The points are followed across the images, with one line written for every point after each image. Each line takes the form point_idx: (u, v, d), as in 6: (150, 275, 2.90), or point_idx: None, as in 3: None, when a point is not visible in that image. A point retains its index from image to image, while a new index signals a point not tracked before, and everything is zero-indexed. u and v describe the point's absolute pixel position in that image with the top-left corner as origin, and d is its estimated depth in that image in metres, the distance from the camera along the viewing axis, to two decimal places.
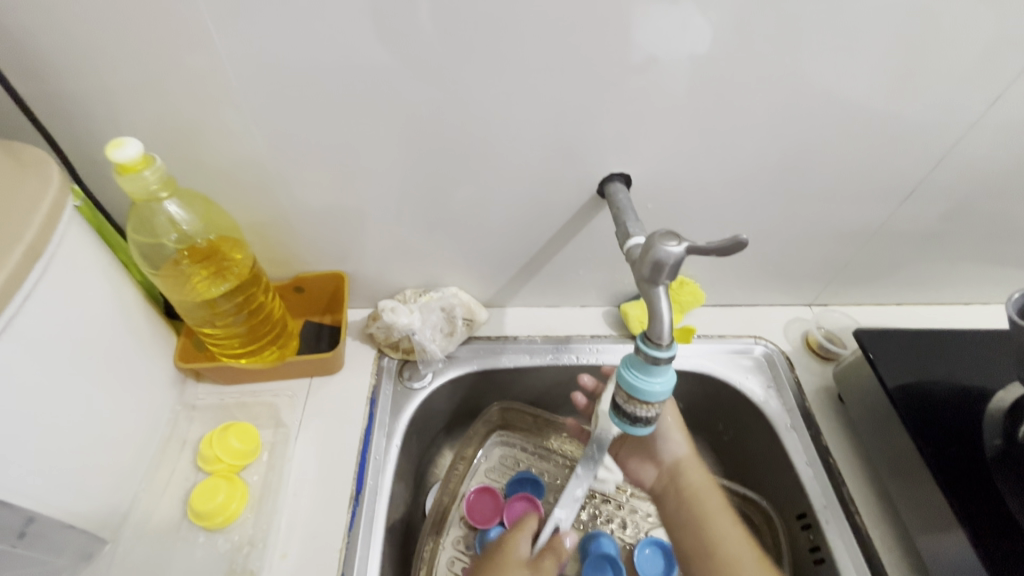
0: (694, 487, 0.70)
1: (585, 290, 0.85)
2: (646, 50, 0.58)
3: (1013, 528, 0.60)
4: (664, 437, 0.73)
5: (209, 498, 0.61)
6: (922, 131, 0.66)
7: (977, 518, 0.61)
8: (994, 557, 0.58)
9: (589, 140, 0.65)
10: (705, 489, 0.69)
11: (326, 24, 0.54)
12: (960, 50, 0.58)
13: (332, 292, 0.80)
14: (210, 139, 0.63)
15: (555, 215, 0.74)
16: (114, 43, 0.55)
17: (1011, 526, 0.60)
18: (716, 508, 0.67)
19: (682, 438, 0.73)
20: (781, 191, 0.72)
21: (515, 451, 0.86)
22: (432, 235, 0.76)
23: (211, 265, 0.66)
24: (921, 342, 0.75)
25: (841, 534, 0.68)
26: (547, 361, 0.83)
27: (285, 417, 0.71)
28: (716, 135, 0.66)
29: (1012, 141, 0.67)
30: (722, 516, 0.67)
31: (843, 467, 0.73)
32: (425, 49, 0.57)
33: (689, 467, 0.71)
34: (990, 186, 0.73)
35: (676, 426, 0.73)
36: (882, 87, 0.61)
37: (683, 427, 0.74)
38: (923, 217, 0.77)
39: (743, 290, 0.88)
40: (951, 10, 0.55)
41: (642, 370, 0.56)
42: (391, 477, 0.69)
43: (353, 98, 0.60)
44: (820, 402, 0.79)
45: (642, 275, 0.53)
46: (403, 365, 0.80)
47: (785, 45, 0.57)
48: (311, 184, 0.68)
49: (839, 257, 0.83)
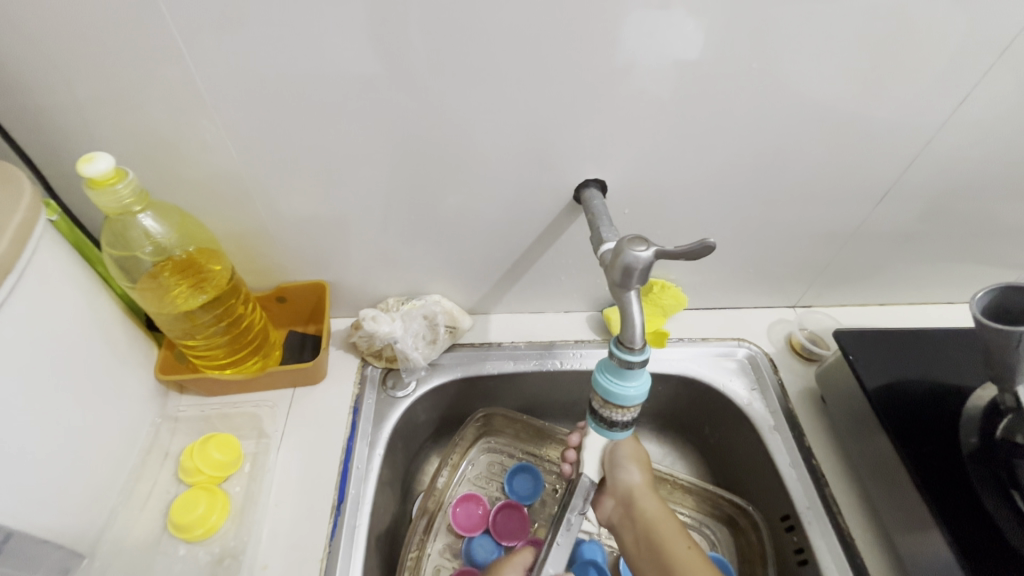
0: (648, 511, 0.65)
1: (566, 295, 0.84)
2: (617, 55, 0.57)
3: (990, 531, 0.59)
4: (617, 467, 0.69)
5: (190, 510, 0.62)
6: (895, 130, 0.65)
7: (955, 523, 0.60)
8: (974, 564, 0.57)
9: (562, 148, 0.64)
10: (663, 517, 0.64)
11: (294, 35, 0.53)
12: (928, 48, 0.58)
13: (314, 302, 0.80)
14: (186, 151, 0.61)
15: (533, 222, 0.73)
16: (79, 57, 0.53)
17: (988, 529, 0.59)
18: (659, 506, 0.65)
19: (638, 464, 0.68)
20: (759, 193, 0.72)
21: (502, 457, 0.87)
22: (412, 245, 0.75)
23: (190, 278, 0.64)
24: (900, 342, 0.74)
25: (824, 537, 0.67)
26: (531, 367, 0.82)
27: (267, 427, 0.72)
28: (688, 140, 0.65)
29: (985, 137, 0.67)
30: (689, 549, 0.61)
31: (828, 471, 0.72)
32: (396, 59, 0.55)
33: (638, 477, 0.67)
34: (964, 184, 0.72)
35: (631, 456, 0.68)
36: (848, 91, 0.61)
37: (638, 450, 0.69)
38: (900, 217, 0.76)
39: (725, 293, 0.87)
40: (916, 11, 0.55)
41: (616, 374, 0.52)
42: (374, 486, 0.69)
43: (325, 109, 0.59)
44: (803, 404, 0.78)
45: (613, 280, 0.51)
46: (386, 373, 0.79)
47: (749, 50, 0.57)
48: (289, 195, 0.67)
49: (821, 260, 0.82)
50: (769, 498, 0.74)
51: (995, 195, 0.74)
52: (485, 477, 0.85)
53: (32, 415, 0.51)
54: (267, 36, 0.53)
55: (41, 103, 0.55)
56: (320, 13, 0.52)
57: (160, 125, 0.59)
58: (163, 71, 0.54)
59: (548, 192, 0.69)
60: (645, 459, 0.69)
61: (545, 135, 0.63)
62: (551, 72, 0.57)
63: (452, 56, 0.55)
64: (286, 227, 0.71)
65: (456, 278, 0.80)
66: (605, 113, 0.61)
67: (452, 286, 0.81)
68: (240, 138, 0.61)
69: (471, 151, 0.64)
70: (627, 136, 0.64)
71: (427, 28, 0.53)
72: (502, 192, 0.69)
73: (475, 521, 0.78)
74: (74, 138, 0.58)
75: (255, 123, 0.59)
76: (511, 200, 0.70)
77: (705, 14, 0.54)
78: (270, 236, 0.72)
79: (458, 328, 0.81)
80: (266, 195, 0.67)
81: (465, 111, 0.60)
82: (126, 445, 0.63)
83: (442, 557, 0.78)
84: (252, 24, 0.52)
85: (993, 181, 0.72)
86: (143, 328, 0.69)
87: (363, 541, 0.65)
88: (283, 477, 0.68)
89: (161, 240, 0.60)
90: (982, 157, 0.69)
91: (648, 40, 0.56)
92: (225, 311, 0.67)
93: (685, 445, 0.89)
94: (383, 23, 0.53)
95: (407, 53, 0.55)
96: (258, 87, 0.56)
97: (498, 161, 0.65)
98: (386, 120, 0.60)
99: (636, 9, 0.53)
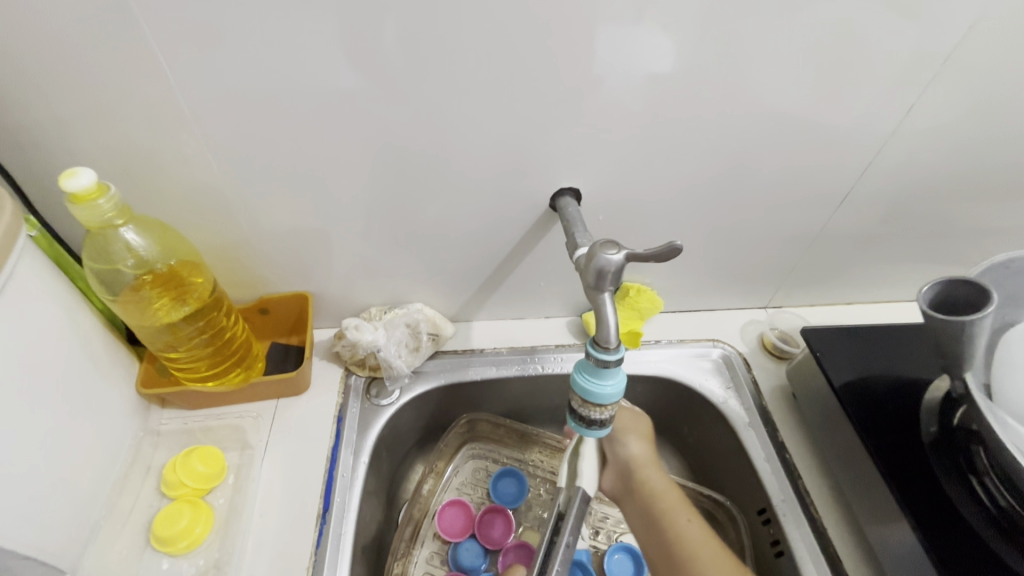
0: (654, 485, 0.68)
1: (547, 301, 0.86)
2: (588, 70, 0.60)
3: (954, 518, 0.62)
4: (618, 439, 0.72)
5: (173, 523, 0.62)
6: (850, 137, 0.69)
7: (921, 513, 0.62)
8: (941, 552, 0.60)
9: (537, 157, 0.67)
10: (667, 489, 0.68)
11: (275, 54, 0.55)
12: (875, 62, 0.62)
13: (298, 312, 0.81)
14: (168, 166, 0.62)
15: (512, 230, 0.75)
16: (61, 76, 0.54)
17: (952, 516, 0.62)
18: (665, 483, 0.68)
19: (639, 439, 0.72)
20: (727, 199, 0.75)
21: (487, 463, 0.88)
22: (394, 254, 0.76)
23: (172, 290, 0.64)
24: (864, 339, 0.78)
25: (800, 529, 0.69)
26: (513, 373, 0.84)
27: (251, 438, 0.72)
28: (657, 149, 0.68)
29: (933, 143, 0.71)
30: (695, 523, 0.65)
31: (801, 466, 0.75)
32: (376, 75, 0.57)
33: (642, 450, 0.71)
34: (916, 188, 0.77)
35: (628, 430, 0.73)
36: (804, 100, 0.65)
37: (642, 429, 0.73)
38: (860, 219, 0.81)
39: (700, 296, 0.90)
40: (864, 27, 0.59)
41: (593, 373, 0.54)
42: (359, 495, 0.70)
43: (306, 123, 0.61)
44: (777, 401, 0.81)
45: (588, 283, 0.53)
46: (370, 382, 0.80)
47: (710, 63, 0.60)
48: (272, 208, 0.68)
49: (788, 262, 0.86)
50: (747, 493, 0.77)
51: (945, 197, 0.79)
52: (470, 483, 0.86)
53: (12, 428, 0.51)
54: (248, 53, 0.54)
55: (22, 121, 0.56)
56: (301, 32, 0.54)
57: (142, 140, 0.60)
58: (144, 87, 0.56)
59: (526, 201, 0.71)
60: (645, 432, 0.73)
61: (521, 145, 0.65)
62: (524, 85, 0.60)
63: (428, 70, 0.58)
64: (268, 239, 0.72)
65: (438, 286, 0.82)
66: (577, 124, 0.64)
67: (434, 294, 0.83)
68: (221, 152, 0.62)
69: (449, 162, 0.66)
70: (599, 145, 0.67)
71: (404, 44, 0.55)
72: (481, 201, 0.71)
73: (461, 527, 0.79)
74: (54, 153, 0.59)
75: (237, 137, 0.61)
76: (490, 209, 0.72)
77: (667, 30, 0.57)
78: (253, 249, 0.73)
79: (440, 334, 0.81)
80: (247, 208, 0.68)
81: (442, 123, 0.62)
82: (107, 460, 0.62)
83: (429, 565, 0.78)
84: (234, 41, 0.53)
85: (942, 183, 0.77)
86: (123, 342, 0.69)
87: (348, 549, 0.65)
88: (267, 488, 0.68)
89: (142, 254, 0.61)
90: (932, 161, 0.74)
91: (615, 55, 0.59)
92: (208, 323, 0.68)
93: (665, 445, 0.91)
94: (362, 39, 0.55)
95: (386, 67, 0.57)
96: (239, 102, 0.58)
97: (476, 171, 0.67)
98: (366, 133, 0.62)
99: (605, 26, 0.56)
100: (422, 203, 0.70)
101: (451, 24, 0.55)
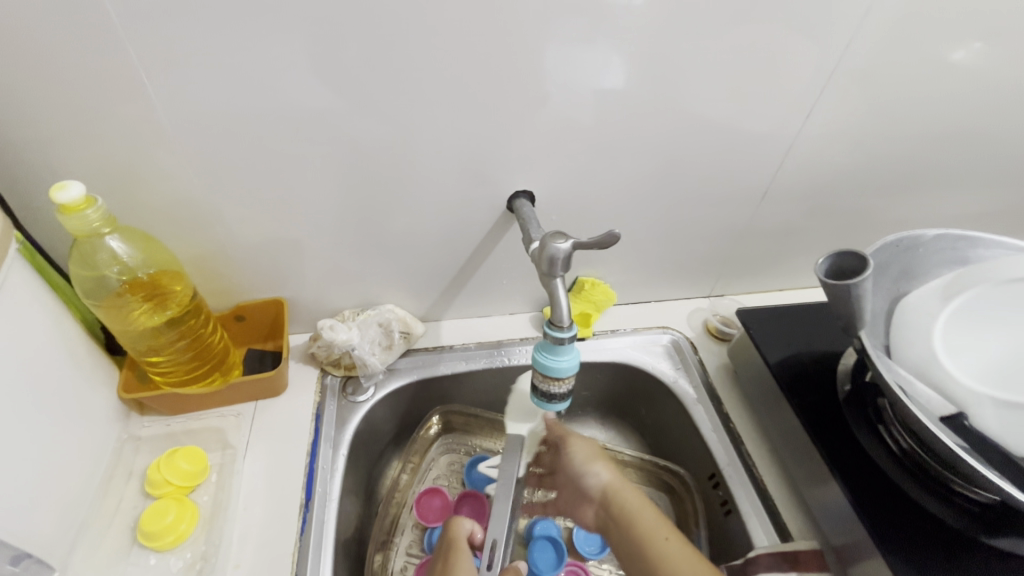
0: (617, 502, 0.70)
1: (510, 298, 0.93)
2: (535, 86, 0.67)
3: (867, 461, 0.70)
4: (586, 468, 0.73)
5: (159, 518, 0.64)
6: (766, 140, 0.80)
7: (840, 459, 0.71)
8: (859, 492, 0.67)
9: (494, 164, 0.74)
10: (642, 504, 0.67)
11: (251, 75, 0.60)
12: (780, 75, 0.72)
13: (273, 318, 0.85)
14: (147, 180, 0.66)
15: (475, 232, 0.81)
16: (47, 98, 0.58)
17: (865, 460, 0.71)
18: (638, 500, 0.68)
19: (603, 464, 0.74)
20: (666, 198, 0.84)
21: (460, 455, 0.94)
22: (365, 259, 0.82)
23: (153, 296, 0.68)
24: (791, 318, 0.88)
25: (744, 489, 0.77)
26: (482, 366, 0.90)
27: (232, 438, 0.75)
28: (601, 154, 0.76)
29: (837, 144, 0.82)
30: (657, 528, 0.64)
31: (744, 434, 0.83)
32: (344, 93, 0.64)
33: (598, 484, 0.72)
34: (828, 183, 0.88)
35: (589, 455, 0.74)
36: (723, 109, 0.74)
37: (598, 452, 0.75)
38: (784, 213, 0.91)
39: (650, 288, 0.99)
40: (767, 45, 0.69)
41: (550, 350, 0.61)
42: (340, 484, 0.74)
43: (280, 137, 0.66)
44: (721, 377, 0.90)
45: (541, 271, 0.60)
46: (346, 381, 0.84)
47: (640, 79, 0.70)
48: (247, 217, 0.73)
49: (725, 253, 0.95)
50: (698, 462, 0.85)
51: (854, 194, 0.90)
52: (445, 474, 0.91)
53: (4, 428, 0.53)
54: (226, 74, 0.60)
55: (6, 140, 0.60)
56: (275, 55, 0.59)
57: (122, 157, 0.64)
58: (128, 105, 0.60)
59: (486, 206, 0.78)
60: (600, 452, 0.75)
61: (479, 154, 0.73)
62: (479, 99, 0.67)
63: (392, 88, 0.64)
64: (245, 250, 0.76)
65: (410, 290, 0.87)
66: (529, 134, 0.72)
67: (406, 298, 0.88)
68: (198, 166, 0.66)
69: (414, 171, 0.73)
70: (550, 153, 0.74)
71: (369, 65, 0.62)
72: (445, 206, 0.77)
73: (438, 512, 0.84)
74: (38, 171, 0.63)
75: (214, 152, 0.66)
76: (454, 214, 0.78)
77: (599, 50, 0.66)
78: (229, 258, 0.77)
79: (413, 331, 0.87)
80: (224, 218, 0.72)
81: (406, 135, 0.69)
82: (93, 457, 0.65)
83: (409, 553, 0.82)
84: (211, 64, 0.59)
85: (850, 182, 0.88)
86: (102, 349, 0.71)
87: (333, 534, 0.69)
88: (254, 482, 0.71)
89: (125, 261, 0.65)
90: (838, 161, 0.85)
91: (556, 72, 0.67)
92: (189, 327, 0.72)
93: (626, 428, 0.98)
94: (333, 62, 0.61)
95: (355, 87, 0.63)
96: (216, 119, 0.63)
97: (439, 178, 0.74)
98: (337, 146, 0.67)
99: (547, 47, 0.65)
100: (390, 210, 0.76)
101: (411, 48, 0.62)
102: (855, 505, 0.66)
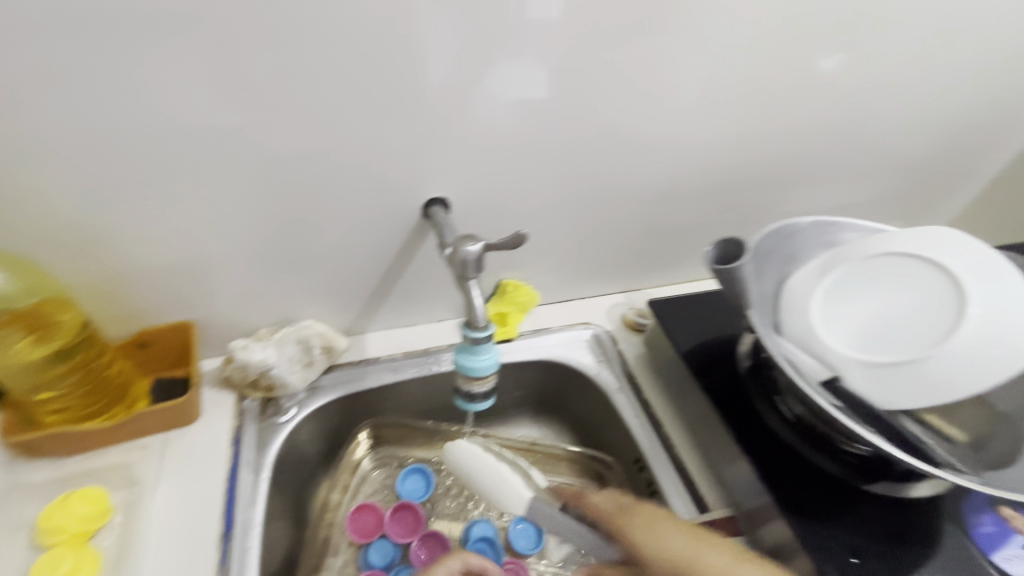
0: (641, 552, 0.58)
1: (436, 306, 0.93)
2: (437, 94, 0.69)
3: (768, 430, 0.77)
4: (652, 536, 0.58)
5: (53, 569, 0.60)
6: (665, 143, 0.85)
7: (747, 431, 0.77)
8: (764, 459, 0.73)
9: (406, 172, 0.74)
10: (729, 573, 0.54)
11: (133, 87, 0.58)
12: (668, 82, 0.78)
13: (182, 344, 0.79)
14: (21, 203, 0.61)
15: (392, 241, 0.81)
16: None
17: (767, 428, 0.77)
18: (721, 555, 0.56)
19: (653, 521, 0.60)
20: (577, 199, 0.88)
21: (393, 467, 0.92)
22: (278, 275, 0.79)
23: (36, 327, 0.64)
24: (698, 305, 0.95)
25: (665, 469, 0.81)
26: (410, 375, 0.89)
27: (138, 474, 0.69)
28: (510, 159, 0.79)
29: (730, 146, 0.89)
30: (664, 534, 0.58)
31: (665, 418, 0.87)
32: (239, 104, 0.62)
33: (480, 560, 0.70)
34: (726, 182, 0.95)
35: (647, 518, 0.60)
36: (620, 113, 0.79)
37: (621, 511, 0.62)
38: (691, 211, 0.97)
39: (572, 287, 1.02)
40: (653, 54, 0.74)
41: (469, 350, 0.64)
42: (263, 510, 0.71)
43: (171, 151, 0.63)
44: (641, 367, 0.94)
45: (455, 274, 0.62)
46: (265, 403, 0.81)
47: (539, 90, 0.73)
48: (142, 237, 0.69)
49: (640, 250, 1.01)
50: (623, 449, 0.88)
51: (751, 189, 0.97)
52: (379, 488, 0.89)
53: None
54: (104, 80, 0.57)
55: None
56: (158, 66, 0.57)
57: None
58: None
59: (402, 212, 0.78)
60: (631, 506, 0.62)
61: (389, 161, 0.72)
62: (385, 107, 0.68)
63: (292, 96, 0.63)
64: (140, 267, 0.71)
65: (326, 299, 0.85)
66: (438, 143, 0.73)
67: (323, 307, 0.86)
68: (80, 183, 0.62)
69: (322, 179, 0.71)
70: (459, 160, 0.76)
71: (264, 75, 0.61)
72: (358, 213, 0.76)
73: (372, 528, 0.81)
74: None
75: (98, 169, 0.62)
76: (368, 220, 0.78)
77: (496, 58, 0.68)
78: (125, 280, 0.72)
79: (337, 342, 0.84)
80: (115, 236, 0.67)
81: (311, 142, 0.68)
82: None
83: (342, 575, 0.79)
84: (87, 77, 0.56)
85: (747, 179, 0.95)
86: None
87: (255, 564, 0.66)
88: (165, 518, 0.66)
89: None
90: (734, 160, 0.91)
91: (457, 80, 0.68)
92: (79, 351, 0.67)
93: (559, 424, 1.01)
94: (224, 65, 0.59)
95: (251, 93, 0.62)
96: (95, 128, 0.59)
97: (350, 185, 0.73)
98: (234, 152, 0.66)
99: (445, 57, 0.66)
100: (297, 218, 0.74)
101: (309, 53, 0.61)
102: (761, 472, 0.72)
